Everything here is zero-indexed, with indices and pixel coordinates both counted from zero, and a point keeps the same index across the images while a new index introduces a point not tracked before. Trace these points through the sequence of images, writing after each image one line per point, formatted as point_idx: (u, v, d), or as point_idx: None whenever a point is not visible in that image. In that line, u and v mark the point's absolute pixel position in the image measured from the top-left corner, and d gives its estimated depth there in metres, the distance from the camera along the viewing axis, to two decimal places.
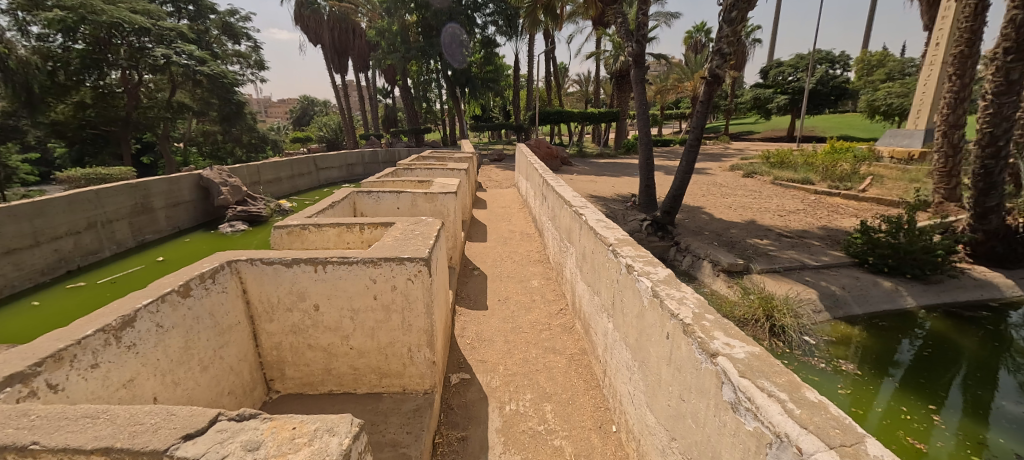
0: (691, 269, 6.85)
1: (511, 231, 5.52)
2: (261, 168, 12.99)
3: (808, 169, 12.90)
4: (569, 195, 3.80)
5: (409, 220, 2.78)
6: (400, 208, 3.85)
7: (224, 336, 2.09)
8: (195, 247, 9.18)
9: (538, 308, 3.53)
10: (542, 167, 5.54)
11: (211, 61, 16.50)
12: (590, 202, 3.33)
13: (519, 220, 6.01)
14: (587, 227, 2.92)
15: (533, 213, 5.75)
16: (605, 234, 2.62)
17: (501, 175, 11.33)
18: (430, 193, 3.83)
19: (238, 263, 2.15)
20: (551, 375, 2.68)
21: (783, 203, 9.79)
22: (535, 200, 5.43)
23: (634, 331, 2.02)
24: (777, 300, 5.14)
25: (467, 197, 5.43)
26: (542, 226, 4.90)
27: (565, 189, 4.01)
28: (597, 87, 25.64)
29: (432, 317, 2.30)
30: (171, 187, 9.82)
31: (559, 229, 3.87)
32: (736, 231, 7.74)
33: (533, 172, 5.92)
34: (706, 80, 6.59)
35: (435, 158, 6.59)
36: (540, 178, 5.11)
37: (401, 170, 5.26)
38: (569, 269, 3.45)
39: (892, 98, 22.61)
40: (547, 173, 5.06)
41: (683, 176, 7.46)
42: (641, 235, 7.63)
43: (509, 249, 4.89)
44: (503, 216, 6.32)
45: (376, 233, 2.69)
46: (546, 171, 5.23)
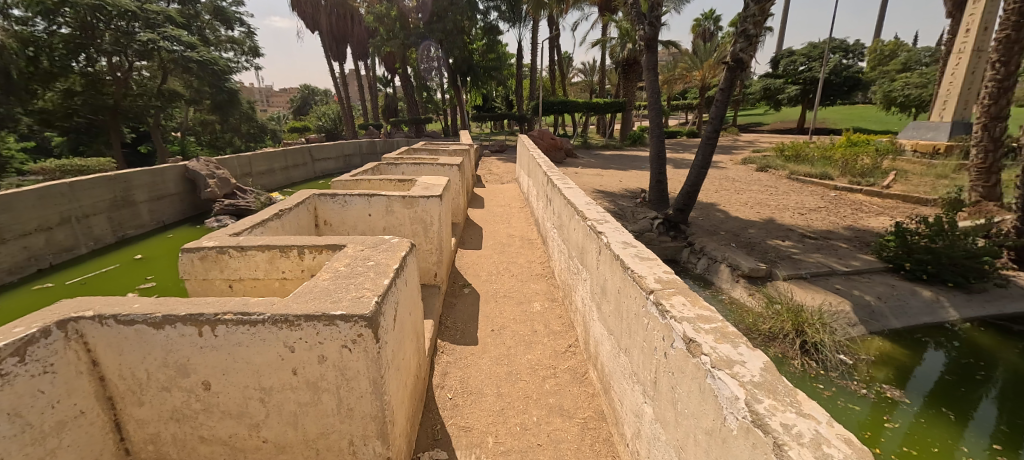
0: (707, 273, 6.30)
1: (512, 236, 4.97)
2: (253, 159, 12.51)
3: (826, 163, 12.22)
4: (582, 202, 3.22)
5: (371, 244, 2.24)
6: (372, 214, 3.31)
7: (44, 444, 1.53)
8: (177, 243, 8.69)
9: (539, 343, 3.01)
10: (546, 163, 5.00)
11: (201, 47, 15.82)
12: (609, 215, 2.77)
13: (519, 222, 5.45)
14: (609, 254, 2.31)
15: (535, 215, 5.20)
16: (639, 269, 2.01)
17: (502, 168, 10.73)
18: (409, 196, 3.30)
19: (80, 322, 1.64)
20: (559, 453, 2.10)
21: (802, 201, 9.17)
22: (539, 202, 4.87)
23: (694, 444, 1.38)
24: (807, 313, 4.60)
25: (461, 195, 4.90)
26: (546, 232, 4.35)
27: (577, 193, 3.44)
28: (603, 76, 24.86)
29: (383, 399, 1.77)
30: (155, 180, 9.32)
31: (568, 244, 3.32)
32: (755, 231, 7.15)
33: (534, 167, 5.39)
34: (728, 66, 5.97)
35: (427, 150, 6.06)
36: (544, 177, 4.54)
37: (387, 165, 4.75)
38: (581, 299, 2.89)
39: (910, 88, 21.74)
40: (553, 171, 4.50)
41: (699, 172, 6.87)
42: (652, 234, 7.05)
43: (508, 259, 4.36)
44: (502, 216, 5.78)
45: (323, 259, 2.17)
46: (550, 168, 4.68)
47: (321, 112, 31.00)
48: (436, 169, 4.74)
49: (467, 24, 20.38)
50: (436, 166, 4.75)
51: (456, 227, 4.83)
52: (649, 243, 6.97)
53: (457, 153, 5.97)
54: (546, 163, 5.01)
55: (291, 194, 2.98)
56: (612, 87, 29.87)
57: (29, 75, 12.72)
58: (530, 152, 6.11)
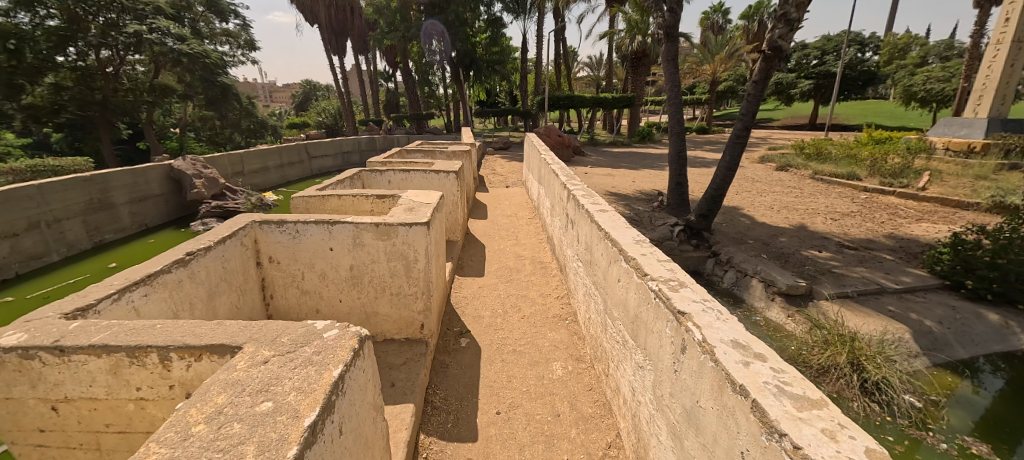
0: (736, 288, 5.64)
1: (521, 258, 4.34)
2: (245, 157, 11.93)
3: (853, 162, 11.45)
4: (634, 245, 2.34)
5: (283, 359, 1.34)
6: (333, 249, 2.72)
7: None
8: (158, 249, 8.11)
9: (564, 441, 2.27)
10: (563, 169, 4.34)
11: (191, 39, 14.93)
12: (687, 278, 1.91)
13: (527, 239, 4.83)
14: (715, 374, 1.37)
15: (548, 231, 4.58)
16: (813, 445, 1.04)
17: (506, 168, 10.08)
18: (383, 223, 2.67)
19: None
20: None
21: (833, 204, 8.45)
22: (554, 218, 4.20)
23: None
24: (864, 343, 3.95)
25: (460, 206, 4.28)
26: (567, 261, 3.66)
27: (624, 229, 2.58)
28: (610, 70, 24.05)
29: None
30: (136, 181, 8.74)
31: (613, 302, 2.45)
32: (786, 239, 6.47)
33: (547, 171, 4.74)
34: (764, 55, 5.26)
35: (423, 152, 5.41)
36: (562, 190, 3.84)
37: (375, 171, 4.16)
38: (636, 392, 2.08)
39: (932, 83, 20.80)
40: (576, 184, 3.72)
41: (725, 174, 6.18)
42: (673, 243, 6.38)
43: (518, 293, 3.72)
44: (509, 228, 5.17)
45: (205, 369, 1.44)
46: (571, 177, 3.99)
47: (321, 107, 30.25)
48: (431, 175, 4.13)
49: (469, 16, 19.64)
50: (432, 172, 4.14)
51: (454, 245, 4.20)
52: (669, 253, 6.30)
53: (457, 154, 5.34)
54: (563, 169, 4.33)
55: (218, 228, 2.42)
56: (619, 82, 29.01)
57: (13, 69, 12.16)
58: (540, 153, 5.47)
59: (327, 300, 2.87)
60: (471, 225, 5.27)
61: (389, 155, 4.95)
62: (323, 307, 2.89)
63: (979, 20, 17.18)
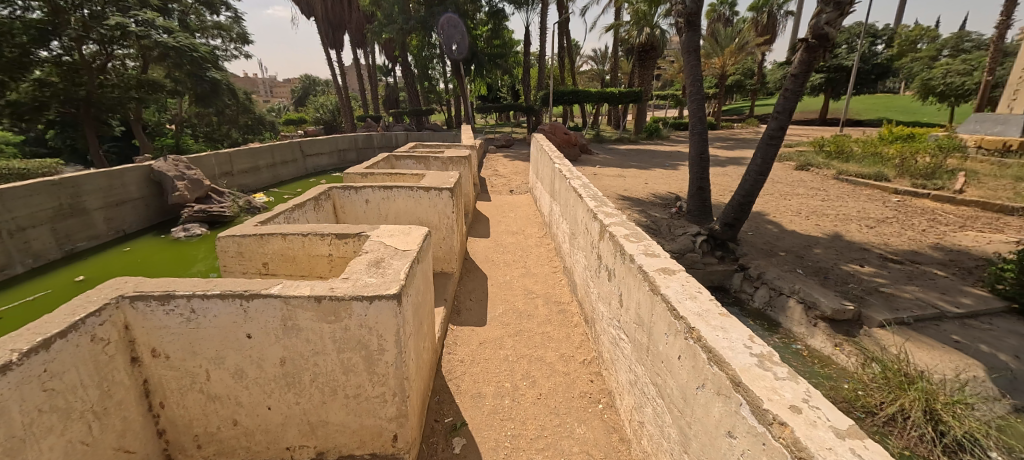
0: (770, 310, 5.00)
1: (530, 296, 3.70)
2: (234, 156, 11.31)
3: (879, 162, 10.71)
4: (760, 377, 1.32)
5: None
6: (251, 336, 1.93)
7: None
8: (133, 258, 7.51)
9: None
10: (588, 187, 3.55)
11: (178, 32, 14.14)
12: None
13: (535, 266, 4.21)
14: None
15: (565, 260, 3.90)
16: None
17: (509, 168, 9.44)
18: (335, 296, 1.86)
19: None
20: None
21: (866, 209, 7.77)
22: (575, 249, 3.52)
23: None
24: (938, 388, 3.33)
25: (456, 229, 3.66)
26: (595, 320, 2.93)
27: (731, 331, 1.55)
28: (615, 64, 23.27)
29: None
30: (112, 183, 8.12)
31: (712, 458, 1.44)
32: (822, 252, 5.82)
33: (564, 185, 3.98)
34: (808, 44, 4.64)
35: (414, 157, 4.76)
36: (586, 222, 3.15)
37: (354, 187, 3.51)
38: None
39: (953, 76, 19.87)
40: (618, 218, 2.78)
41: (755, 179, 5.52)
42: (696, 255, 5.73)
43: (530, 355, 2.97)
44: (516, 249, 4.55)
45: None
46: (603, 204, 3.11)
47: (319, 103, 29.52)
48: (421, 190, 3.48)
49: (469, 8, 18.88)
50: (422, 187, 3.48)
51: (450, 280, 3.55)
52: (692, 267, 5.67)
53: (454, 158, 4.67)
54: (589, 188, 3.51)
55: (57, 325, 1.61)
56: (624, 76, 28.18)
57: None
58: (550, 161, 4.74)
59: (247, 408, 2.10)
60: (473, 242, 4.65)
61: (374, 162, 4.28)
62: (241, 418, 2.12)
63: (1005, 9, 16.29)
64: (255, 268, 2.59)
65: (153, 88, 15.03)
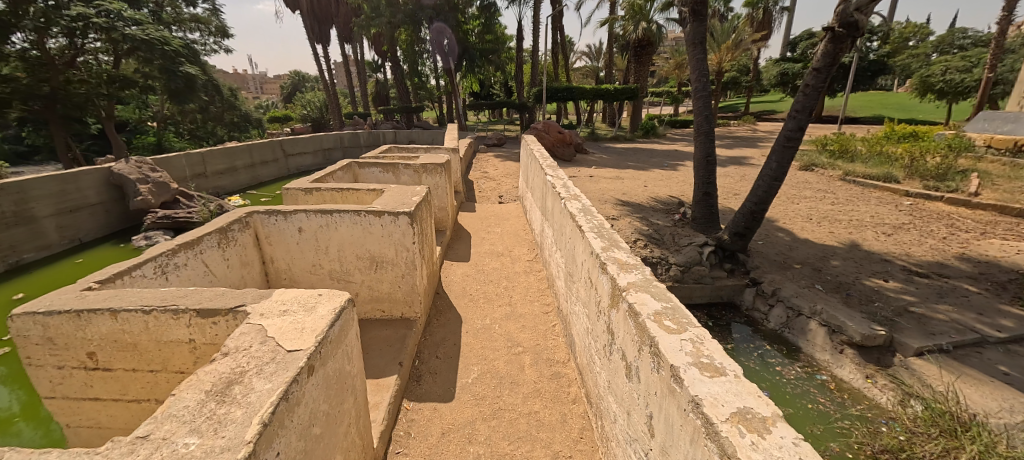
0: (788, 332, 4.49)
1: (515, 351, 2.98)
2: (207, 156, 10.61)
3: (886, 163, 10.27)
4: None
5: None
6: None
7: None
8: (87, 271, 6.82)
9: None
10: (598, 221, 2.79)
11: (147, 24, 13.09)
12: None
13: (524, 296, 3.65)
14: None
15: (558, 298, 3.33)
16: None
17: (500, 170, 8.85)
18: None
19: None
20: None
21: (878, 213, 7.31)
22: (575, 300, 2.77)
23: None
24: (1001, 438, 2.73)
25: (419, 267, 3.01)
26: (606, 411, 2.12)
27: None
28: (610, 60, 22.73)
29: None
30: (64, 188, 7.39)
31: None
32: (841, 264, 5.32)
33: (562, 212, 3.24)
34: (835, 32, 4.12)
35: (382, 165, 4.11)
36: (591, 277, 2.41)
37: (285, 212, 2.78)
38: None
39: (952, 73, 19.52)
40: (646, 285, 1.96)
41: (770, 186, 4.98)
42: (704, 269, 5.19)
43: (509, 455, 2.16)
44: (502, 275, 3.97)
45: None
46: (623, 254, 2.30)
47: (306, 99, 28.66)
48: (370, 214, 2.72)
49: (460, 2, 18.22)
50: (371, 209, 2.73)
51: (409, 334, 2.87)
52: (700, 282, 5.14)
53: (431, 165, 4.08)
54: (600, 223, 2.74)
55: None
56: (619, 72, 27.68)
57: None
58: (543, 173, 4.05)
59: None
60: (456, 263, 4.07)
61: (330, 171, 3.60)
62: None
63: (1008, 4, 15.92)
64: (77, 361, 1.78)
65: (126, 83, 14.04)
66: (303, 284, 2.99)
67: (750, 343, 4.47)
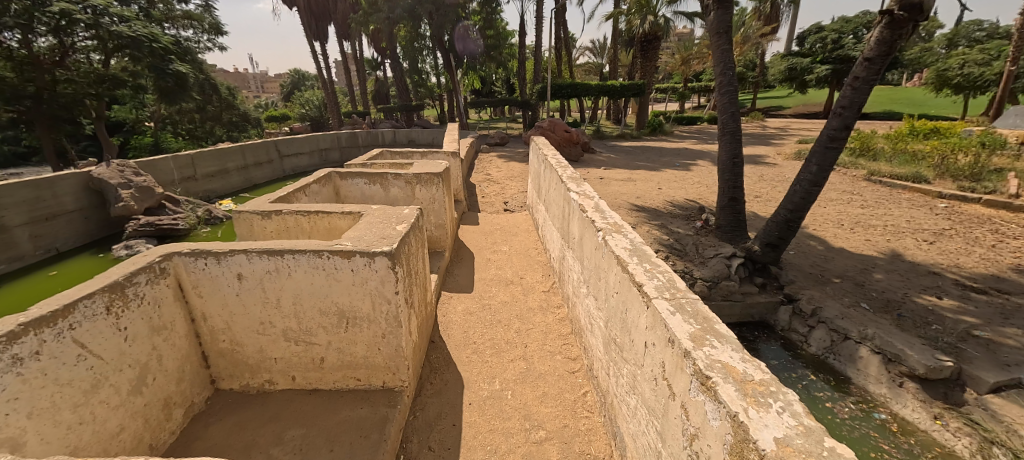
0: (832, 358, 3.97)
1: (536, 439, 2.21)
2: (197, 158, 10.14)
3: (913, 163, 9.66)
4: None
5: None
6: None
7: None
8: (57, 285, 6.29)
9: None
10: (671, 277, 1.87)
11: (134, 21, 12.51)
12: None
13: (541, 345, 2.95)
14: None
15: (591, 349, 2.59)
16: None
17: (503, 171, 8.31)
18: None
19: None
20: None
21: (915, 218, 6.74)
22: (625, 384, 1.97)
23: None
24: None
25: (403, 323, 2.30)
26: None
27: None
28: (614, 56, 22.13)
29: None
30: (38, 194, 6.89)
31: None
32: (885, 278, 4.78)
33: (597, 250, 2.41)
34: (888, 20, 3.60)
35: (366, 175, 3.57)
36: (672, 381, 1.50)
37: (216, 254, 2.10)
38: None
39: (971, 67, 18.72)
40: (815, 451, 1.01)
41: (808, 191, 4.44)
42: (733, 285, 4.65)
43: None
44: (511, 309, 3.33)
45: None
46: (731, 352, 1.38)
47: (305, 98, 28.13)
48: (336, 254, 2.08)
49: None
50: (337, 248, 2.09)
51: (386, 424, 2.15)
52: (729, 299, 4.60)
53: (426, 175, 3.54)
54: (669, 280, 1.83)
55: None
56: (623, 68, 27.05)
57: None
58: (564, 187, 3.27)
59: None
60: (455, 289, 3.58)
61: (302, 185, 3.06)
62: None
63: None
64: None
65: (116, 83, 13.59)
66: (250, 348, 2.35)
67: (791, 372, 3.92)
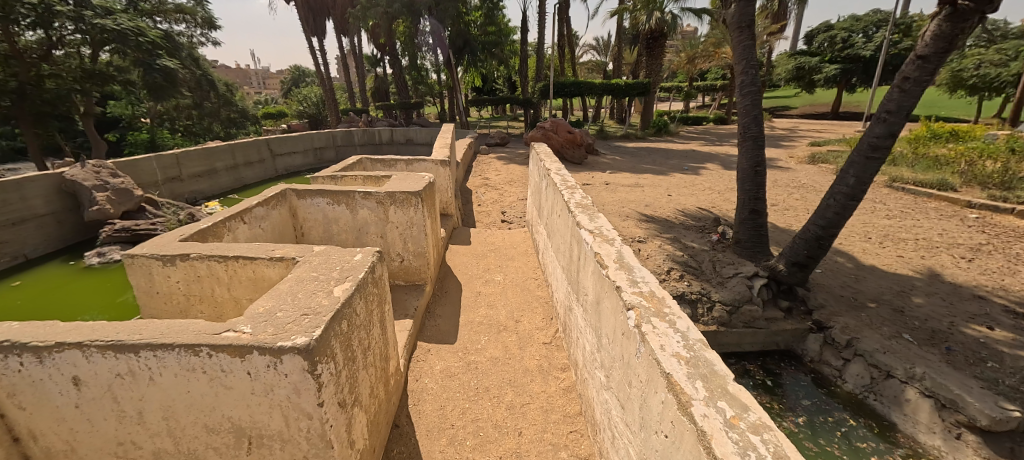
0: (875, 403, 3.48)
1: None
2: (182, 158, 9.67)
3: (935, 169, 9.11)
4: None
5: None
6: None
7: None
8: (21, 297, 5.82)
9: None
10: (778, 444, 1.07)
11: (120, 15, 11.94)
12: None
13: (536, 431, 2.22)
14: None
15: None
16: None
17: (502, 176, 7.80)
18: None
19: None
20: None
21: (946, 231, 6.23)
22: None
23: None
24: None
25: (336, 437, 1.56)
26: None
27: None
28: (618, 53, 21.57)
29: None
30: (4, 197, 6.44)
31: None
32: (925, 304, 4.28)
33: (628, 340, 1.69)
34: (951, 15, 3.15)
35: (327, 194, 3.10)
36: None
37: (35, 350, 1.39)
38: None
39: (987, 67, 18.06)
40: None
41: (844, 206, 3.94)
42: (757, 310, 4.15)
43: None
44: (501, 371, 2.65)
45: None
46: None
47: (302, 94, 27.58)
48: (220, 351, 1.36)
49: None
50: (226, 338, 1.37)
51: None
52: (752, 326, 4.12)
53: (402, 194, 3.02)
54: (776, 456, 1.02)
55: None
56: (626, 66, 26.51)
57: None
58: (574, 221, 2.68)
59: None
60: (437, 328, 3.09)
61: (239, 211, 2.62)
62: None
63: None
64: None
65: (104, 79, 13.07)
66: None
67: (826, 416, 3.43)
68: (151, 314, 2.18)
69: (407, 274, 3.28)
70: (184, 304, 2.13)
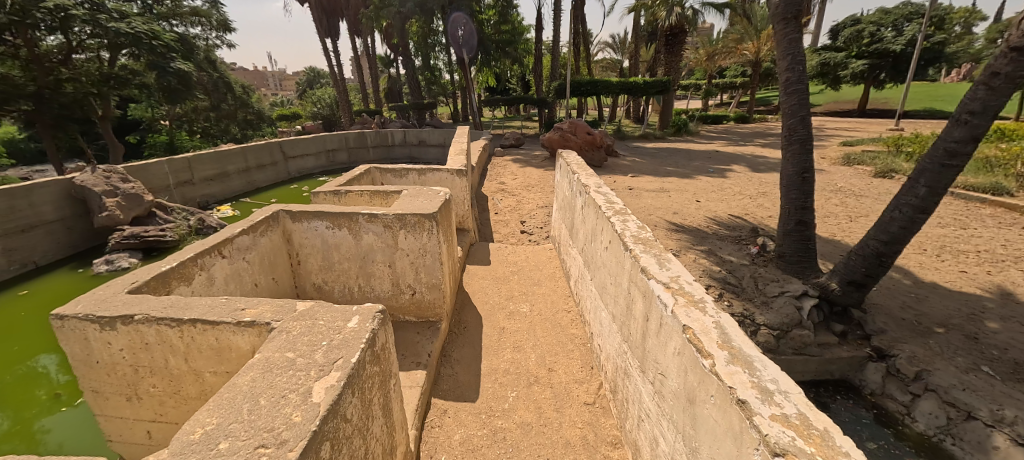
0: (956, 450, 3.02)
1: None
2: (194, 162, 9.59)
3: (987, 171, 8.39)
4: None
5: None
6: None
7: None
8: (27, 307, 5.68)
9: None
10: None
11: (136, 19, 11.95)
12: None
13: None
14: None
15: None
16: None
17: (519, 180, 7.43)
18: None
19: None
20: None
21: (1011, 242, 5.62)
22: None
23: None
24: None
25: None
26: None
27: None
28: (635, 50, 20.95)
29: None
30: (12, 204, 6.35)
31: None
32: (1002, 330, 3.76)
33: None
34: None
35: (326, 217, 2.76)
36: None
37: None
38: None
39: None
40: None
41: (911, 220, 3.47)
42: (808, 335, 3.69)
43: None
44: (536, 446, 2.24)
45: None
46: None
47: (317, 96, 27.67)
48: None
49: None
50: None
51: None
52: (804, 353, 3.67)
53: (414, 217, 2.69)
54: None
55: None
56: (643, 63, 25.80)
57: None
58: (638, 265, 2.12)
59: None
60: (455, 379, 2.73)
61: (215, 245, 2.30)
62: None
63: None
64: None
65: (120, 82, 13.00)
66: None
67: None
68: (91, 386, 1.86)
69: (420, 309, 3.01)
70: (131, 377, 1.81)
